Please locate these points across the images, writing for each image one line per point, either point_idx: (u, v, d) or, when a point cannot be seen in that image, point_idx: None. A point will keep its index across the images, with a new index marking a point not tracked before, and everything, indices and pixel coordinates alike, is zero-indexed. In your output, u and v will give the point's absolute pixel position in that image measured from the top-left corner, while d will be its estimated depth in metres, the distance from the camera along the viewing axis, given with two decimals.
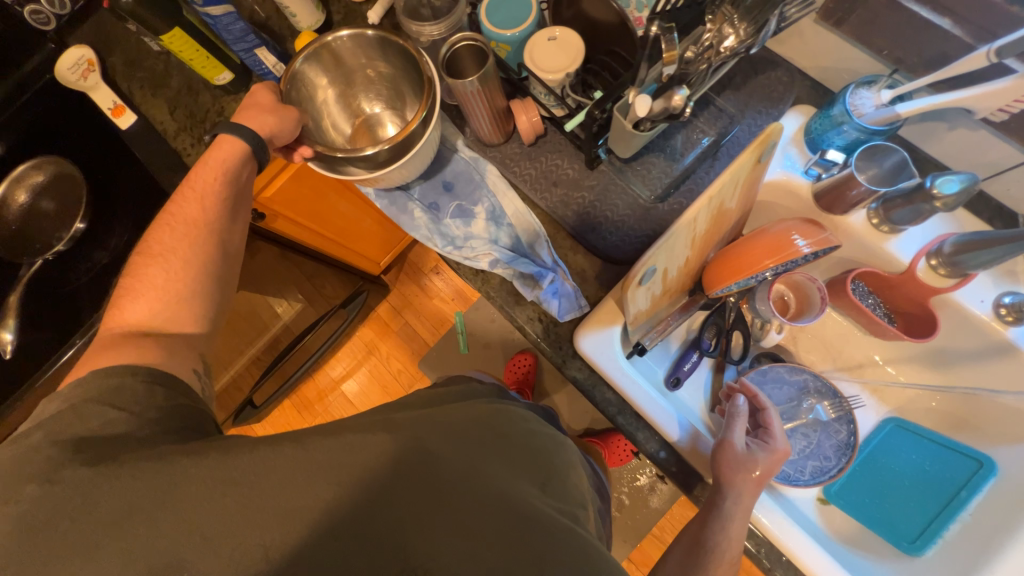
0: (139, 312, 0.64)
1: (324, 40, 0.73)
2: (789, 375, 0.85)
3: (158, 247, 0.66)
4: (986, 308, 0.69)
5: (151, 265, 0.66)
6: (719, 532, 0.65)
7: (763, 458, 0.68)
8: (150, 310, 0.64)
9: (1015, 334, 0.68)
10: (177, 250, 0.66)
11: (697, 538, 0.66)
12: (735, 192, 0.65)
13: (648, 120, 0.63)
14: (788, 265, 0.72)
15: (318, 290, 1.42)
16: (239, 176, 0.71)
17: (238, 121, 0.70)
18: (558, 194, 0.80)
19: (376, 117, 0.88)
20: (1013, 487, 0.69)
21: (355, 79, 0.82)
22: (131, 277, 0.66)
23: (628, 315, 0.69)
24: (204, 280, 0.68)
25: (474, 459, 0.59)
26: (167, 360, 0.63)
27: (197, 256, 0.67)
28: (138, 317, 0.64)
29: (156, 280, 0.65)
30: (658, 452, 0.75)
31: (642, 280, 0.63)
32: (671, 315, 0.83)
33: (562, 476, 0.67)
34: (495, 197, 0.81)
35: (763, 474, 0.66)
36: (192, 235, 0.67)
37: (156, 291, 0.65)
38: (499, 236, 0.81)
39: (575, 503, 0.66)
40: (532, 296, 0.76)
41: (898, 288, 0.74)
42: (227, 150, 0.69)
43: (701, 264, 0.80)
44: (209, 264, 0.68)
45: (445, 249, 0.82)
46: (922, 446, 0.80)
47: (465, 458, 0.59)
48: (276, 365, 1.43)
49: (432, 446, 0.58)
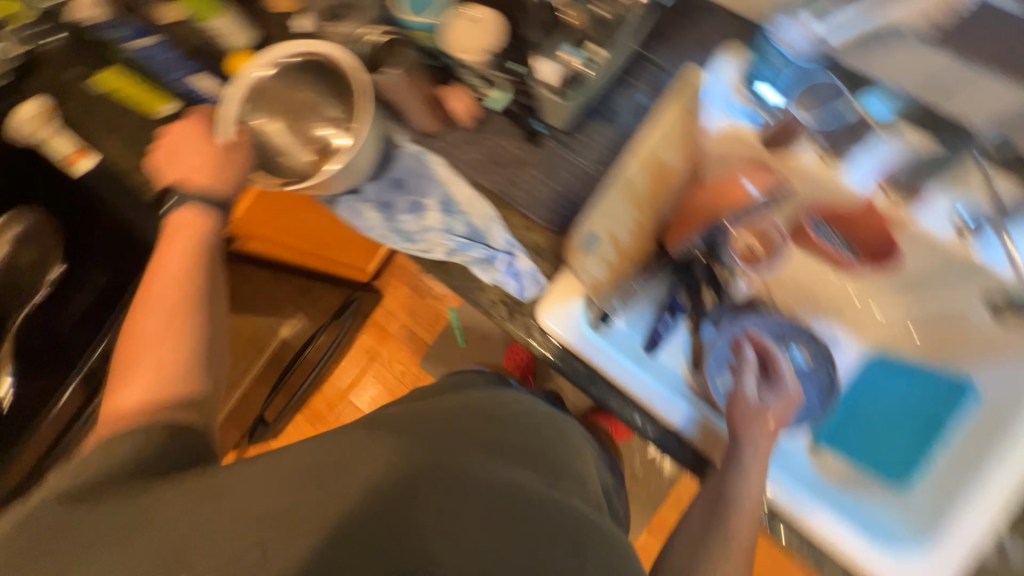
0: (139, 387, 0.66)
1: (249, 77, 0.76)
2: (766, 324, 0.82)
3: (145, 322, 0.70)
4: (948, 229, 0.67)
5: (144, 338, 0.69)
6: (740, 482, 0.67)
7: (776, 404, 0.73)
8: (147, 385, 0.66)
9: (981, 252, 0.66)
10: (165, 317, 0.70)
11: (713, 493, 0.68)
12: (669, 148, 0.72)
13: (564, 87, 0.73)
14: (750, 214, 0.75)
15: (312, 307, 1.43)
16: (208, 237, 0.78)
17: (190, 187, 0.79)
18: (506, 175, 0.80)
19: (326, 139, 0.81)
20: (992, 402, 0.71)
21: (299, 107, 0.81)
22: (126, 361, 0.68)
23: (585, 282, 0.73)
24: (194, 337, 0.71)
25: (458, 450, 0.59)
26: (170, 410, 0.64)
27: (182, 317, 0.71)
28: (142, 390, 0.65)
29: (148, 348, 0.69)
30: (634, 419, 0.77)
31: (586, 245, 0.70)
32: (631, 280, 0.80)
33: (559, 455, 0.67)
34: (444, 187, 0.82)
35: (775, 422, 0.71)
36: (174, 302, 0.71)
37: (154, 357, 0.68)
38: (452, 224, 0.80)
39: (575, 483, 0.64)
40: (488, 278, 0.78)
41: (861, 221, 0.71)
42: (188, 222, 0.78)
43: (659, 224, 0.81)
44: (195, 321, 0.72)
45: (401, 244, 0.83)
46: (902, 379, 0.82)
47: (449, 450, 0.59)
48: (283, 383, 1.47)
49: (409, 437, 0.59)
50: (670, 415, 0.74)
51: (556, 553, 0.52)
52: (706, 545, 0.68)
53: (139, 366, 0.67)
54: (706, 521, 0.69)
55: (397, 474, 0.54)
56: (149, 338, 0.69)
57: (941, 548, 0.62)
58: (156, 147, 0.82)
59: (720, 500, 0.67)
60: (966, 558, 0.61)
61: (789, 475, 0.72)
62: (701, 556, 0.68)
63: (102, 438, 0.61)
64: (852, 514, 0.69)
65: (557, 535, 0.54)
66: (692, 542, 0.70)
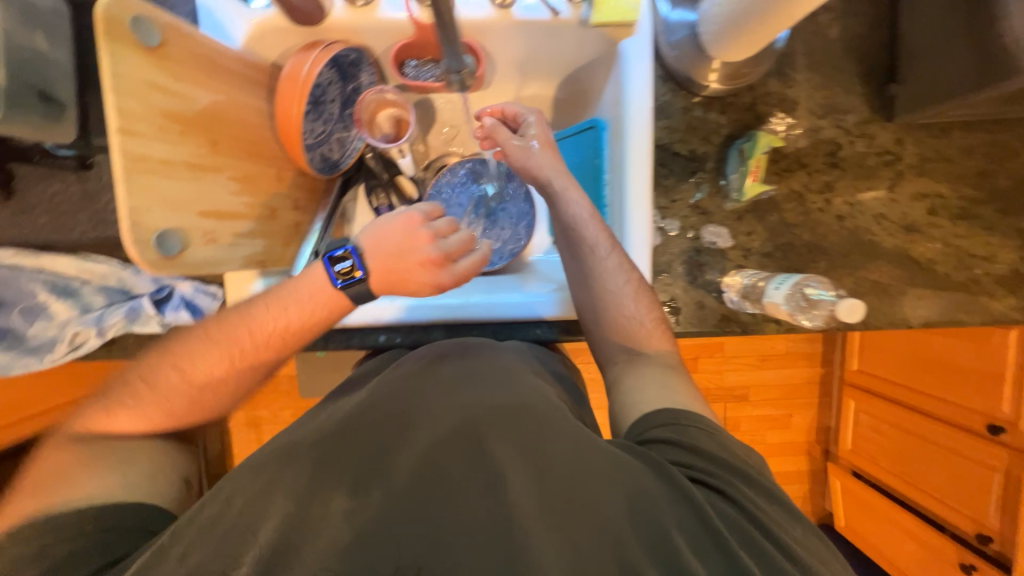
0: (136, 418, 0.55)
1: None
2: (456, 174, 0.89)
3: (206, 369, 0.57)
4: (486, 6, 0.71)
5: (194, 368, 0.57)
6: (569, 206, 0.70)
7: (536, 127, 0.75)
8: (142, 419, 0.55)
9: (518, 12, 0.71)
10: (223, 356, 0.57)
11: (565, 232, 0.70)
12: (182, 84, 0.56)
13: None
14: (337, 92, 0.75)
15: None
16: (299, 297, 0.59)
17: (405, 290, 0.63)
18: (88, 218, 0.68)
19: None
20: (612, 124, 0.76)
21: None
22: (156, 398, 0.56)
23: (234, 266, 0.66)
24: (204, 390, 0.57)
25: (382, 428, 0.51)
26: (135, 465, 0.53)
27: (216, 364, 0.57)
28: (143, 417, 0.55)
29: (161, 407, 0.56)
30: (378, 338, 0.76)
31: (165, 249, 0.55)
32: (316, 228, 0.81)
33: (461, 347, 0.65)
34: (39, 273, 0.67)
35: (541, 138, 0.74)
36: (232, 351, 0.57)
37: (174, 393, 0.56)
38: (83, 303, 0.68)
39: (481, 369, 0.60)
40: (156, 327, 0.68)
41: (429, 44, 0.74)
42: (295, 305, 0.59)
43: (280, 155, 0.73)
44: (227, 364, 0.57)
45: (42, 363, 0.67)
46: (573, 144, 0.87)
47: (323, 442, 0.51)
48: None
49: (305, 435, 0.53)
50: (421, 316, 0.75)
51: (476, 429, 0.50)
52: (592, 269, 0.68)
53: (168, 396, 0.56)
54: (577, 251, 0.69)
55: (296, 469, 0.48)
56: (214, 357, 0.57)
57: (632, 239, 0.72)
58: (398, 244, 0.62)
59: (574, 229, 0.69)
60: (648, 246, 0.72)
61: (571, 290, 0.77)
62: (594, 280, 0.67)
63: (103, 457, 0.52)
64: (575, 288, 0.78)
65: (456, 420, 0.51)
66: (578, 283, 0.69)
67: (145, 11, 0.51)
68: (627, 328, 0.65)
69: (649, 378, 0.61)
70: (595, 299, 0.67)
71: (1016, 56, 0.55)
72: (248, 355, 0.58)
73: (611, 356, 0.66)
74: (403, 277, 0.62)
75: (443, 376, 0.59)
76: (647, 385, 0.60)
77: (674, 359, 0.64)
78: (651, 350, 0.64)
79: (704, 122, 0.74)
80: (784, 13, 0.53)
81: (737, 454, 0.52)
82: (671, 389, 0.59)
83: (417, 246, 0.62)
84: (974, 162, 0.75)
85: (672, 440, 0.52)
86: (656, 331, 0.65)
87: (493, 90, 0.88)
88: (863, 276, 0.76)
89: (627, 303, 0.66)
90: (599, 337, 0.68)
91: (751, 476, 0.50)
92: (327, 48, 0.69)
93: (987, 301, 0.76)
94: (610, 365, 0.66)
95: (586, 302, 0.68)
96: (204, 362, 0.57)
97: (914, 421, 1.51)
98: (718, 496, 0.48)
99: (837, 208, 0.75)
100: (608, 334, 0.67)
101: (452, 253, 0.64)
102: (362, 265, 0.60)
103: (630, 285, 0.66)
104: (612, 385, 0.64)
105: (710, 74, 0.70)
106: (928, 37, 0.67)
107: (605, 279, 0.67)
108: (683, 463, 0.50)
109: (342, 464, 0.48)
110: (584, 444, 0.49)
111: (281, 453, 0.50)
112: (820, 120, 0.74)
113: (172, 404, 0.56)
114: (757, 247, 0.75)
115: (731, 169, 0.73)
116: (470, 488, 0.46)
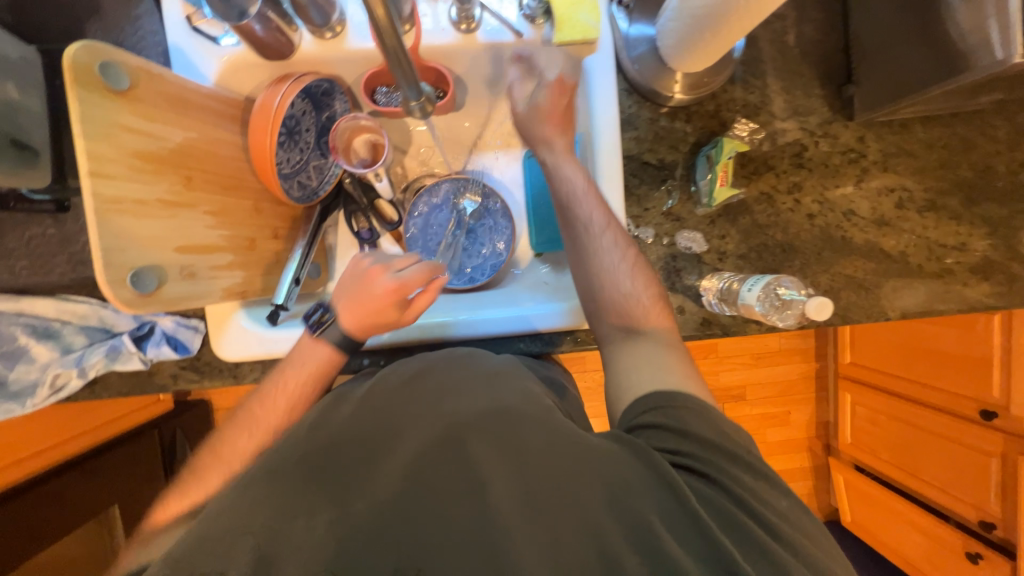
0: (182, 503, 0.59)
1: None
2: (434, 196, 0.91)
3: (235, 446, 0.61)
4: (450, 32, 0.74)
5: (226, 446, 0.61)
6: (562, 177, 0.68)
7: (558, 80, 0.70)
8: (186, 502, 0.59)
9: (483, 36, 0.74)
10: (247, 429, 0.62)
11: (559, 206, 0.69)
12: (155, 125, 0.58)
13: None
14: (312, 122, 0.76)
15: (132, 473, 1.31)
16: (300, 363, 0.66)
17: (368, 320, 0.66)
18: (67, 260, 0.68)
19: None
20: (582, 139, 0.78)
21: None
22: (198, 479, 0.60)
23: (215, 297, 0.66)
24: (236, 464, 0.61)
25: (363, 435, 0.50)
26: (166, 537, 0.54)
27: (242, 438, 0.62)
28: (186, 501, 0.59)
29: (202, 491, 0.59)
30: (363, 361, 0.77)
31: (144, 286, 0.56)
32: (296, 256, 0.78)
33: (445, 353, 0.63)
34: (18, 317, 0.67)
35: (557, 97, 0.70)
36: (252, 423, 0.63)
37: (212, 472, 0.60)
38: (63, 344, 0.69)
39: (468, 368, 0.58)
40: (143, 362, 0.71)
41: None
42: (298, 370, 0.66)
43: (257, 187, 0.75)
44: (250, 436, 0.62)
45: (24, 407, 0.67)
46: None
47: (301, 453, 0.49)
48: None
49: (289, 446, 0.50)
50: (404, 337, 0.75)
51: (460, 435, 0.49)
52: (587, 247, 0.66)
53: (208, 478, 0.60)
54: (571, 230, 0.67)
55: (272, 485, 0.46)
56: (240, 432, 0.62)
57: None
58: (353, 283, 0.69)
59: (569, 207, 0.67)
60: None
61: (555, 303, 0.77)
62: (589, 255, 0.66)
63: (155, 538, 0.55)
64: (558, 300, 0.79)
65: (441, 423, 0.49)
66: (574, 259, 0.67)
67: (115, 56, 0.52)
68: (622, 305, 0.62)
69: (645, 357, 0.58)
70: (590, 275, 0.65)
71: (962, 52, 0.57)
72: (267, 423, 0.63)
73: (606, 335, 0.63)
74: (360, 307, 0.66)
75: (434, 382, 0.55)
76: (643, 364, 0.57)
77: (672, 338, 0.61)
78: (650, 326, 0.61)
79: (672, 132, 0.75)
80: (735, 23, 0.55)
81: (728, 436, 0.50)
82: (666, 370, 0.56)
83: (364, 273, 0.69)
84: (936, 155, 0.77)
85: (665, 426, 0.50)
86: (653, 307, 0.62)
87: (465, 112, 0.90)
88: (837, 272, 0.77)
89: (623, 278, 0.64)
90: (595, 313, 0.65)
91: (742, 458, 0.49)
92: (298, 81, 0.70)
93: (961, 289, 0.77)
94: (607, 343, 0.63)
95: (581, 277, 0.66)
96: (232, 438, 0.62)
97: (909, 411, 1.52)
98: (699, 478, 0.47)
99: (807, 207, 0.77)
100: (605, 310, 0.64)
101: (393, 266, 0.68)
102: (329, 308, 0.68)
103: (626, 262, 0.64)
104: (607, 363, 0.62)
105: (674, 85, 0.72)
106: (880, 39, 0.69)
107: (601, 255, 0.65)
108: (669, 449, 0.49)
109: (320, 478, 0.47)
110: (568, 440, 0.48)
111: (263, 466, 0.48)
112: (783, 122, 0.76)
113: (211, 483, 0.59)
114: (731, 250, 0.76)
115: (700, 175, 0.74)
116: (452, 498, 0.45)
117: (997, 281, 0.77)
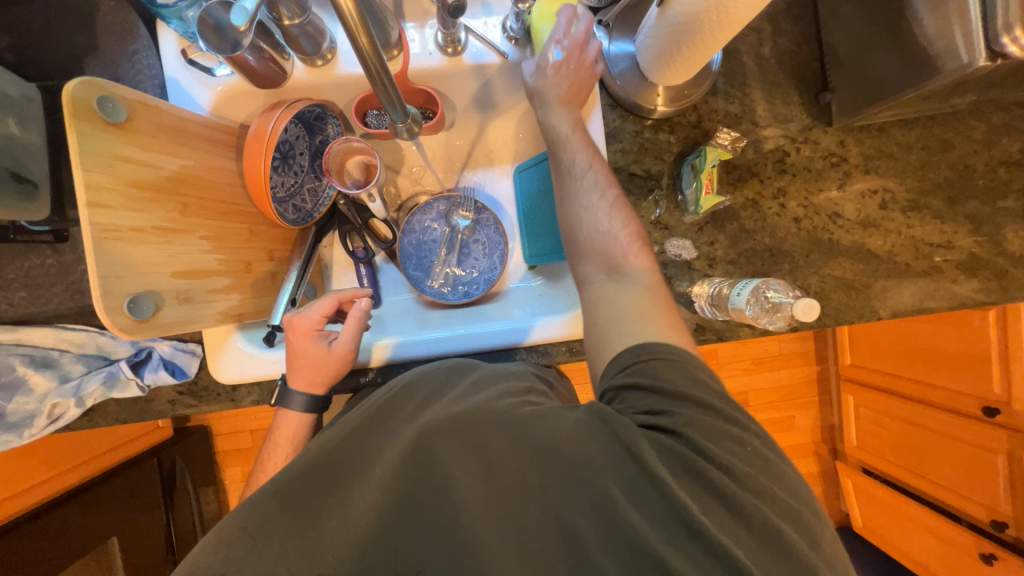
0: None
1: None
2: (426, 214, 0.92)
3: None
4: (437, 55, 0.77)
5: None
6: (550, 118, 0.70)
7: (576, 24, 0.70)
8: None
9: (468, 58, 0.77)
10: None
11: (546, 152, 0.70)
12: (152, 154, 0.59)
13: None
14: (304, 147, 0.78)
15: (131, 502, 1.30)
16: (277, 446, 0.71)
17: (309, 364, 0.69)
18: (64, 290, 0.69)
19: None
20: None
21: None
22: None
23: (211, 319, 0.67)
24: None
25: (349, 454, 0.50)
26: None
27: None
28: None
29: None
30: (360, 378, 0.76)
31: (139, 311, 0.56)
32: (292, 276, 0.79)
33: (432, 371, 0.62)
34: (15, 348, 0.68)
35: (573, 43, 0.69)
36: None
37: None
38: (61, 374, 0.69)
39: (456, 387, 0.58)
40: (140, 388, 0.71)
41: None
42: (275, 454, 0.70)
43: (252, 211, 0.76)
44: None
45: (23, 437, 0.68)
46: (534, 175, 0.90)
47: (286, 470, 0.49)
48: None
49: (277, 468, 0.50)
50: (401, 353, 0.76)
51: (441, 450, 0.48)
52: (569, 187, 0.67)
53: None
54: (558, 172, 0.68)
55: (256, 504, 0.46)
56: None
57: None
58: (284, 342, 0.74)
59: (557, 150, 0.69)
60: None
61: (549, 315, 0.78)
62: (570, 197, 0.66)
63: None
64: (552, 312, 0.79)
65: (430, 437, 0.49)
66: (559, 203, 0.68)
67: (113, 91, 0.54)
68: (601, 242, 0.63)
69: (623, 299, 0.58)
70: (570, 216, 0.66)
71: (931, 57, 0.59)
72: None
73: (587, 275, 0.63)
74: (295, 359, 0.70)
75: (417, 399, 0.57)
76: (625, 310, 0.57)
77: (653, 281, 0.61)
78: (629, 267, 0.61)
79: (656, 143, 0.77)
80: (707, 37, 0.57)
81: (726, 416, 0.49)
82: (647, 322, 0.56)
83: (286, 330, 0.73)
84: (915, 156, 0.79)
85: (647, 389, 0.50)
86: (633, 248, 0.62)
87: (454, 131, 0.92)
88: (828, 273, 0.78)
89: (602, 218, 0.64)
90: (577, 255, 0.65)
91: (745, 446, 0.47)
92: (290, 106, 0.72)
93: (951, 285, 0.78)
94: (588, 285, 0.63)
95: (565, 220, 0.67)
96: None
97: (912, 412, 1.51)
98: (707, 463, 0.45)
99: (791, 211, 0.78)
100: (585, 252, 0.64)
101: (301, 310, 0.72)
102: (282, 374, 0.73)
103: (606, 201, 0.65)
104: (587, 304, 0.61)
105: (655, 97, 0.74)
106: (852, 47, 0.71)
107: (582, 195, 0.65)
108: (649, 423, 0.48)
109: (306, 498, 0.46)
110: (550, 444, 0.47)
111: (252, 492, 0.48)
112: (763, 130, 0.78)
113: None
114: (721, 255, 0.77)
115: (686, 183, 0.75)
116: (440, 515, 0.45)
117: (986, 276, 0.78)
